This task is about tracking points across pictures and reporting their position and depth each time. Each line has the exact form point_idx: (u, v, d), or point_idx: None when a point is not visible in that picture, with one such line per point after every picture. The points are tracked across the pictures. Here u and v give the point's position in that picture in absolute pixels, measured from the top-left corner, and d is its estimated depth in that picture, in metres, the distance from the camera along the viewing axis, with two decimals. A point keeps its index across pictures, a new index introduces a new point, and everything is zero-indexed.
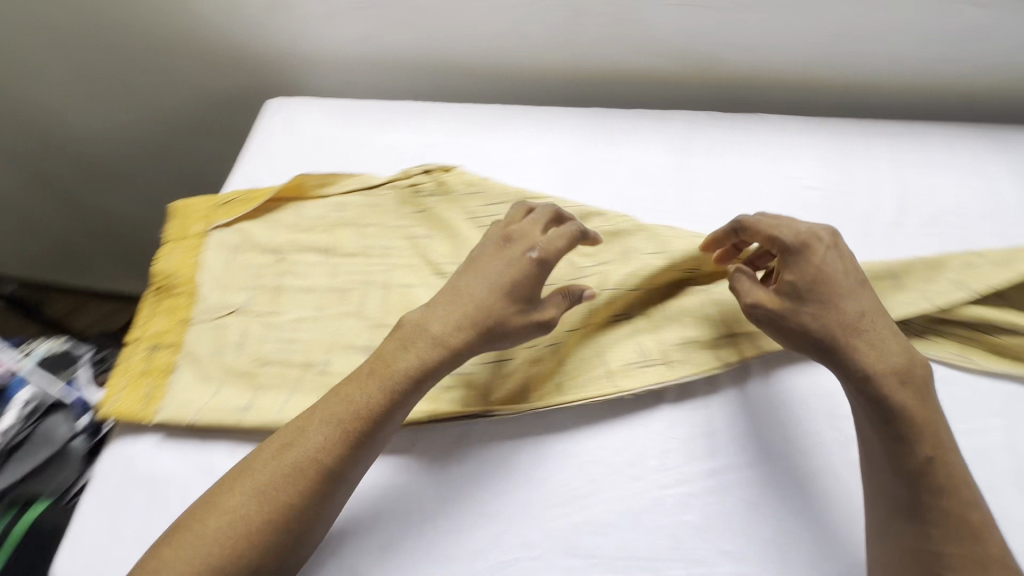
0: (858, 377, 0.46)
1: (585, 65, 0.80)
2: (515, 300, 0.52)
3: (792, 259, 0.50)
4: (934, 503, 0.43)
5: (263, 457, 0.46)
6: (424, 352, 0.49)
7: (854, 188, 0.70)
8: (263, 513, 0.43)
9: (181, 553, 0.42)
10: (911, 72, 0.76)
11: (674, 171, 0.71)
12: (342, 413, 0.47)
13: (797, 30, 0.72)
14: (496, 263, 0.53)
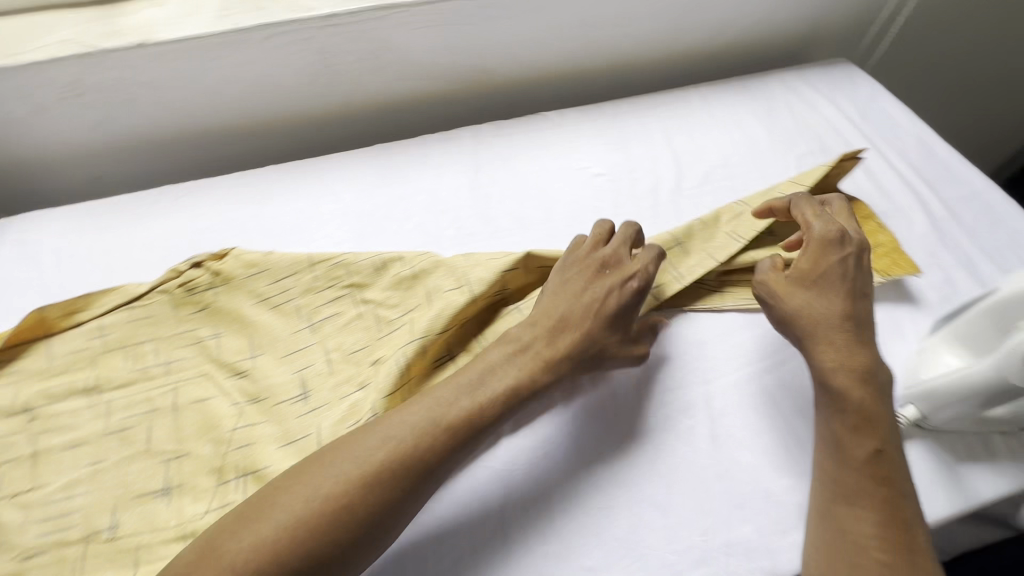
0: (824, 366, 0.49)
1: (359, 101, 0.76)
2: (619, 329, 0.53)
3: (820, 246, 0.53)
4: (874, 491, 0.45)
5: (366, 439, 0.44)
6: (537, 377, 0.49)
7: (637, 165, 0.74)
8: (362, 498, 0.41)
9: (270, 527, 0.39)
10: (661, 45, 0.82)
11: (469, 192, 0.70)
12: (450, 417, 0.45)
13: (549, 27, 0.74)
14: (594, 289, 0.53)
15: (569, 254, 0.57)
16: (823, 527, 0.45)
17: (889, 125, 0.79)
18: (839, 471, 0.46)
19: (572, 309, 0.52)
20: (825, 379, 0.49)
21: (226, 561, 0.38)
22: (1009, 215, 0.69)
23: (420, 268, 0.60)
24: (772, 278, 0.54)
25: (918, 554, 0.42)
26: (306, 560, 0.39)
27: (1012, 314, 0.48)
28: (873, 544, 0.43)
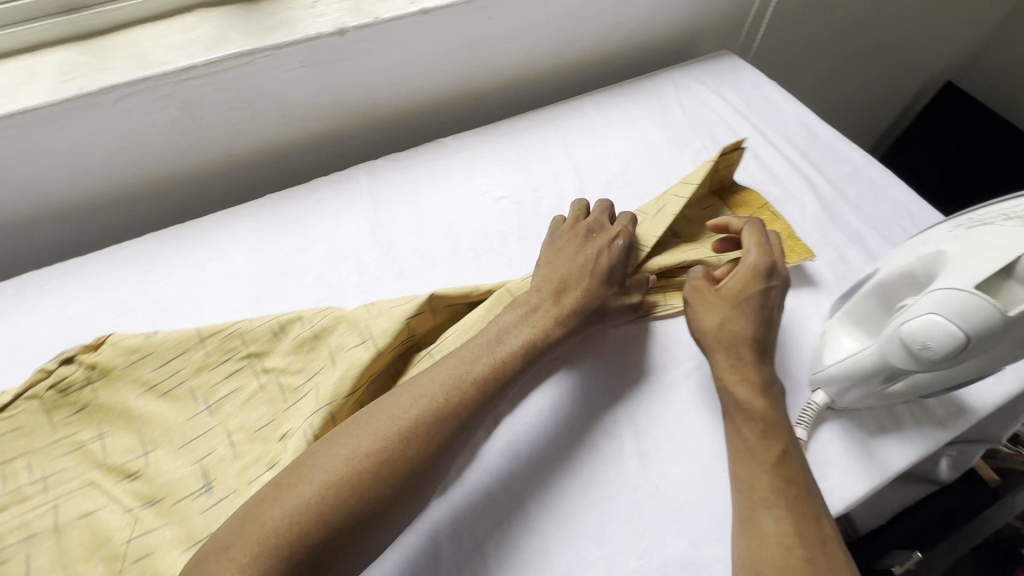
0: (726, 378, 0.53)
1: (241, 150, 0.71)
2: (613, 284, 0.59)
3: (751, 274, 0.56)
4: (787, 490, 0.47)
5: (399, 401, 0.46)
6: (551, 329, 0.54)
7: (540, 182, 0.73)
8: (406, 452, 0.44)
9: (312, 487, 0.41)
10: (549, 57, 0.82)
11: (370, 233, 0.67)
12: (476, 371, 0.49)
13: (430, 53, 0.72)
14: (585, 253, 0.59)
15: (556, 230, 0.63)
16: (746, 535, 0.46)
17: (774, 111, 0.82)
18: (753, 475, 0.48)
19: (570, 270, 0.58)
20: (725, 389, 0.53)
21: (272, 522, 0.39)
22: (888, 187, 0.73)
23: (321, 326, 0.56)
24: (699, 290, 0.58)
25: (830, 547, 0.45)
26: (353, 512, 0.41)
27: (893, 291, 0.48)
28: (793, 543, 0.44)
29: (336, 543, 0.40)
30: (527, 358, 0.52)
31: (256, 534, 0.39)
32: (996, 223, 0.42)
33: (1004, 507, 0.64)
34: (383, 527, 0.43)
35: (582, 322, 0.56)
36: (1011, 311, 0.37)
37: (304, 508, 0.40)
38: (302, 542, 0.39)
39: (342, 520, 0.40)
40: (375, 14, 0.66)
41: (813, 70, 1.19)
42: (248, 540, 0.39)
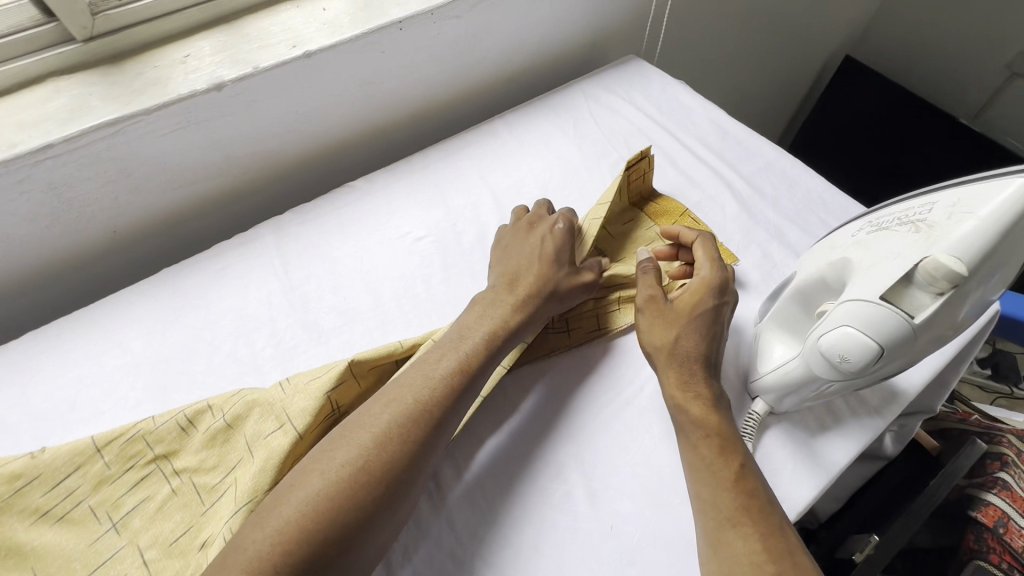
0: (680, 396, 0.51)
1: (127, 224, 0.65)
2: (563, 265, 0.60)
3: (705, 289, 0.55)
4: (750, 506, 0.45)
5: (374, 411, 0.46)
6: (510, 315, 0.55)
7: (458, 217, 0.70)
8: (385, 460, 0.43)
9: (291, 508, 0.40)
10: (452, 82, 0.79)
11: (283, 297, 0.63)
12: (445, 370, 0.49)
13: (324, 96, 0.68)
14: (532, 244, 0.62)
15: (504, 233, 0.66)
16: (716, 560, 0.43)
17: (683, 113, 0.83)
18: (715, 494, 0.46)
19: (520, 262, 0.60)
20: (679, 407, 0.51)
21: (255, 548, 0.38)
22: (799, 177, 0.75)
23: (234, 414, 0.51)
24: (654, 303, 0.56)
25: (800, 557, 0.43)
26: (337, 527, 0.40)
27: (811, 296, 0.49)
28: (764, 560, 0.42)
29: (324, 558, 0.39)
30: (492, 348, 0.52)
31: (238, 564, 0.38)
32: (890, 228, 0.42)
33: (949, 473, 0.62)
34: (371, 537, 0.42)
35: (540, 307, 0.57)
36: (917, 318, 0.39)
37: (285, 530, 0.39)
38: (289, 564, 0.38)
39: (327, 537, 0.39)
40: (253, 64, 0.61)
41: (720, 63, 1.22)
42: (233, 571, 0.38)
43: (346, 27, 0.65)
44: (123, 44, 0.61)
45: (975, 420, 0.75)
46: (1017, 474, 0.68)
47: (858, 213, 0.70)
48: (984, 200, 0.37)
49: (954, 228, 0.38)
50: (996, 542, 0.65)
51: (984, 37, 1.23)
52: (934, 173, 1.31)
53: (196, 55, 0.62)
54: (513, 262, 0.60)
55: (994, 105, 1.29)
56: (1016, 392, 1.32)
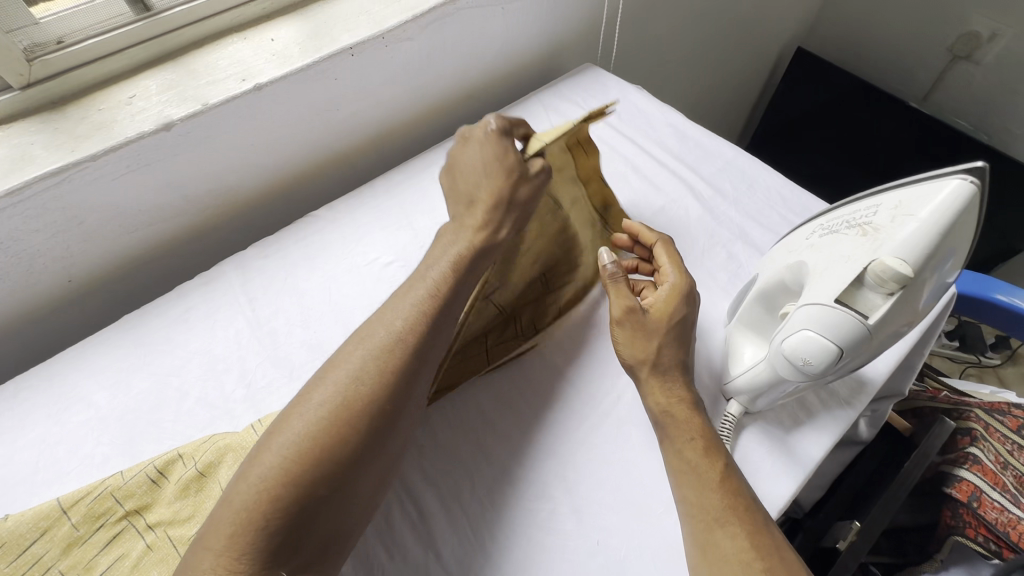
0: (664, 402, 0.51)
1: (82, 271, 0.63)
2: (513, 171, 0.55)
3: (677, 296, 0.56)
4: (736, 506, 0.45)
5: (348, 353, 0.44)
6: (473, 237, 0.52)
7: (425, 239, 0.70)
8: (363, 396, 0.42)
9: (274, 454, 0.39)
10: (409, 103, 0.79)
11: (251, 335, 0.61)
12: (419, 299, 0.47)
13: (280, 128, 0.68)
14: (476, 157, 0.57)
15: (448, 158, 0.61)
16: (707, 563, 0.43)
17: (642, 118, 0.84)
18: (702, 495, 0.46)
19: (471, 178, 0.56)
20: (663, 414, 0.51)
21: (243, 500, 0.37)
22: (758, 175, 0.76)
23: (206, 462, 0.50)
24: (632, 315, 0.55)
25: (786, 551, 0.44)
26: (325, 465, 0.39)
27: (773, 297, 0.50)
28: (752, 556, 0.43)
29: (317, 498, 0.39)
30: (460, 270, 0.50)
31: (229, 518, 0.37)
32: (840, 231, 0.44)
33: (922, 454, 0.64)
34: (364, 472, 0.41)
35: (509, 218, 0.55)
36: (871, 319, 0.40)
37: (269, 476, 0.38)
38: (279, 508, 0.37)
39: (316, 479, 0.38)
40: (202, 101, 0.60)
41: (676, 65, 1.24)
42: (224, 526, 0.37)
43: (296, 57, 0.64)
44: (63, 89, 0.60)
45: (943, 397, 0.77)
46: (986, 448, 0.70)
47: (816, 206, 0.72)
48: (925, 201, 0.39)
49: (899, 229, 0.39)
50: (971, 515, 0.66)
51: (925, 24, 1.28)
52: (889, 157, 1.35)
53: (142, 95, 0.60)
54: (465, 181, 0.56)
55: (939, 89, 1.34)
56: (983, 361, 1.38)
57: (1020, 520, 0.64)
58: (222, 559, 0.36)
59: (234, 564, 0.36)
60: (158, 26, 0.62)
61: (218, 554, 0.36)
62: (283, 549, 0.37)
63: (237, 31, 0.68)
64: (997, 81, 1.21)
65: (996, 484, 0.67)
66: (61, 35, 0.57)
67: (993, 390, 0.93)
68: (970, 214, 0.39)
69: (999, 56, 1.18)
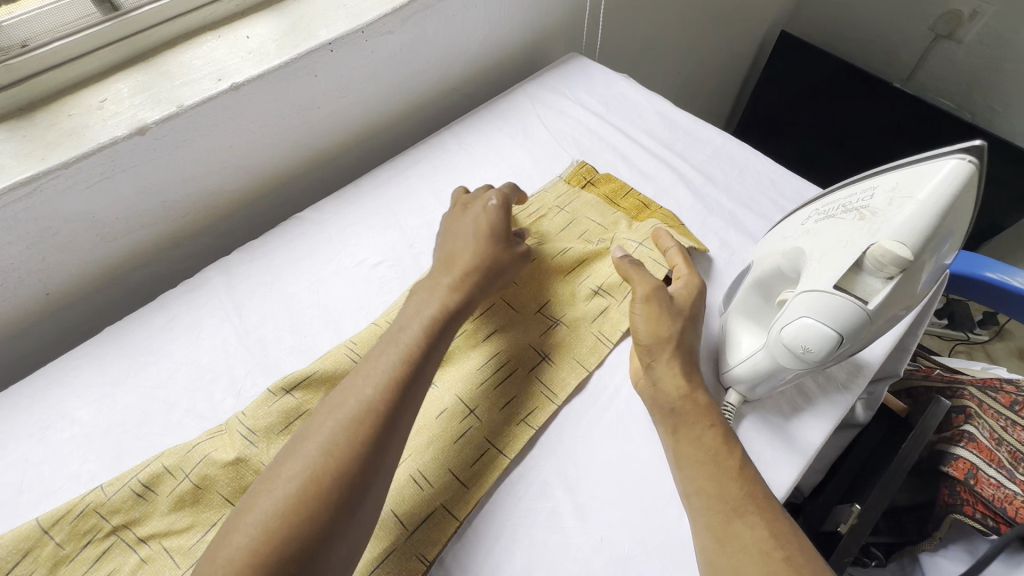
0: (683, 388, 0.51)
1: (58, 284, 0.61)
2: (499, 242, 0.58)
3: (696, 285, 0.58)
4: (755, 495, 0.45)
5: (318, 425, 0.43)
6: (447, 298, 0.53)
7: (414, 237, 0.68)
8: (333, 469, 0.41)
9: (243, 537, 0.38)
10: (392, 99, 0.77)
11: (238, 343, 0.60)
12: (389, 361, 0.47)
13: (259, 128, 0.66)
14: (467, 222, 0.60)
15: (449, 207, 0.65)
16: (726, 555, 0.42)
17: (630, 108, 0.83)
18: (721, 485, 0.45)
19: (453, 241, 0.59)
20: (680, 402, 0.50)
21: None
22: (748, 161, 0.75)
23: (202, 474, 0.49)
24: (667, 300, 0.55)
25: None
26: (293, 544, 0.38)
27: (771, 286, 0.50)
28: (771, 546, 0.42)
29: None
30: (432, 334, 0.50)
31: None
32: (836, 216, 0.43)
33: (919, 436, 0.64)
34: (335, 549, 0.39)
35: (478, 278, 0.55)
36: (871, 304, 0.39)
37: (236, 560, 0.37)
38: None
39: (284, 562, 0.37)
40: (177, 103, 0.58)
41: (662, 51, 1.23)
42: None
43: (273, 54, 0.62)
44: (29, 95, 0.57)
45: (937, 377, 0.79)
46: (980, 425, 0.71)
47: (807, 190, 0.72)
48: (922, 182, 0.38)
49: (896, 212, 0.39)
50: (969, 493, 0.66)
51: (906, 4, 1.28)
52: (875, 138, 1.36)
53: (113, 98, 0.58)
54: (454, 243, 0.59)
55: (923, 68, 1.34)
56: (971, 337, 1.40)
57: (1016, 494, 0.64)
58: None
59: None
60: (127, 26, 0.60)
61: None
62: None
63: (210, 29, 0.66)
64: (980, 60, 1.22)
65: (991, 461, 0.68)
66: (26, 39, 0.55)
67: (985, 366, 0.94)
68: (969, 195, 0.38)
69: (980, 34, 1.19)
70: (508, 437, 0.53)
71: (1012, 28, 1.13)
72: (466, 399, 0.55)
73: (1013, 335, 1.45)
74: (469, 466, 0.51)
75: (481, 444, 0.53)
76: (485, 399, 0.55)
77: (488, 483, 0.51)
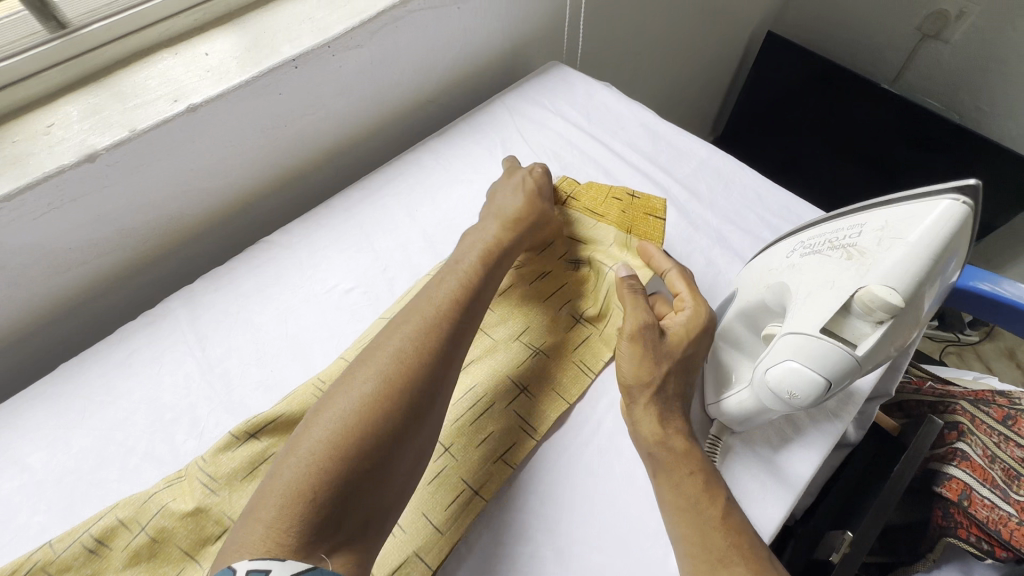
0: (661, 433, 0.48)
1: (8, 318, 0.57)
2: (545, 200, 0.65)
3: (696, 326, 0.52)
4: (740, 545, 0.43)
5: (389, 339, 0.46)
6: (500, 235, 0.59)
7: (388, 261, 0.65)
8: (406, 376, 0.43)
9: (322, 431, 0.40)
10: (365, 113, 0.74)
11: (201, 379, 0.57)
12: (449, 290, 0.51)
13: (222, 148, 0.62)
14: (514, 182, 0.66)
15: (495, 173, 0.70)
16: None
17: (612, 119, 0.80)
18: (705, 535, 0.43)
19: (501, 196, 0.64)
20: (658, 446, 0.48)
21: (294, 471, 0.38)
22: (733, 174, 0.73)
23: (159, 526, 0.46)
24: (654, 338, 0.51)
25: None
26: (371, 439, 0.40)
27: (759, 318, 0.48)
28: None
29: (360, 473, 0.39)
30: (489, 264, 0.56)
31: (277, 492, 0.37)
32: (823, 252, 0.41)
33: (912, 457, 0.62)
34: (405, 450, 0.42)
35: (524, 228, 0.60)
36: (860, 349, 0.38)
37: (319, 447, 0.39)
38: (330, 478, 0.38)
39: (362, 454, 0.39)
40: (130, 126, 0.55)
41: (645, 55, 1.21)
42: (275, 496, 0.37)
43: (233, 72, 0.59)
44: None
45: (928, 390, 0.77)
46: (973, 442, 0.69)
47: (793, 205, 0.70)
48: (913, 223, 0.37)
49: (885, 255, 0.37)
50: (962, 515, 0.65)
51: (893, 4, 1.26)
52: (863, 139, 1.34)
53: (61, 123, 0.55)
54: (502, 199, 0.64)
55: (909, 69, 1.32)
56: (961, 339, 1.39)
57: (1010, 517, 0.63)
58: (272, 529, 0.36)
59: (280, 538, 0.35)
60: (75, 44, 0.56)
61: (268, 525, 0.36)
62: (331, 521, 0.37)
63: (168, 46, 0.62)
64: (967, 60, 1.20)
65: (984, 480, 0.66)
66: None
67: (976, 375, 0.92)
68: (961, 238, 0.37)
69: (967, 34, 1.17)
70: (485, 477, 0.50)
71: (999, 28, 1.12)
72: (441, 437, 0.52)
73: (1003, 336, 1.44)
74: (443, 509, 0.49)
75: (457, 483, 0.50)
76: (461, 435, 0.52)
77: (463, 527, 0.48)
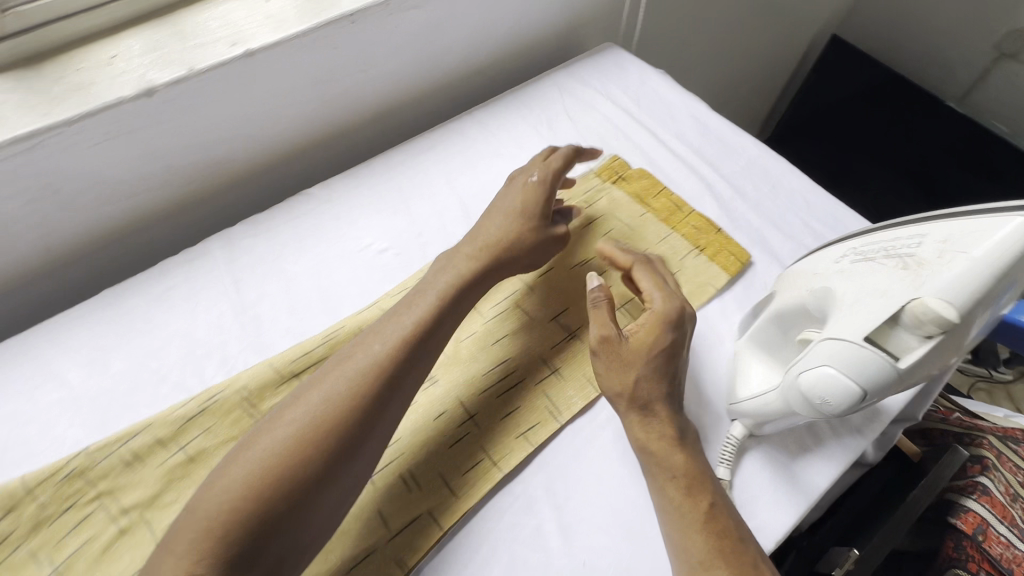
0: (646, 436, 0.48)
1: (61, 240, 0.60)
2: (540, 221, 0.60)
3: (660, 321, 0.52)
4: (723, 549, 0.42)
5: (327, 374, 0.45)
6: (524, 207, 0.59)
7: (423, 226, 0.66)
8: (334, 420, 0.42)
9: (244, 467, 0.40)
10: (414, 77, 0.74)
11: (234, 319, 0.58)
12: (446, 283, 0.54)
13: (271, 97, 0.63)
14: (511, 194, 0.61)
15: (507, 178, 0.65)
16: None
17: (662, 107, 0.78)
18: (686, 538, 0.43)
19: (487, 220, 0.59)
20: (644, 444, 0.48)
21: (210, 507, 0.39)
22: (781, 176, 0.71)
23: (198, 447, 0.50)
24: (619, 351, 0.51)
25: None
26: (289, 482, 0.40)
27: (795, 320, 0.48)
28: None
29: (275, 514, 0.39)
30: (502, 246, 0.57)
31: (191, 527, 0.38)
32: (877, 259, 0.41)
33: (931, 485, 0.61)
34: (329, 490, 0.42)
35: (503, 259, 0.57)
36: (902, 362, 0.38)
37: (233, 488, 0.39)
38: (243, 520, 0.38)
39: (279, 496, 0.39)
40: (188, 65, 0.55)
41: (702, 45, 1.17)
42: (191, 529, 0.38)
43: (291, 22, 0.59)
44: (38, 44, 0.55)
45: (956, 420, 0.74)
46: (996, 478, 0.67)
47: (841, 214, 0.67)
48: (982, 237, 0.36)
49: (946, 268, 0.36)
50: (976, 550, 0.64)
51: (973, 17, 1.19)
52: (920, 157, 1.29)
53: (123, 55, 0.56)
54: (488, 218, 0.60)
55: (980, 87, 1.25)
56: (993, 375, 1.34)
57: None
58: (183, 561, 0.37)
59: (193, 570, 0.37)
60: None
61: (182, 556, 0.37)
62: (243, 559, 0.38)
63: None
64: None
65: (1003, 518, 0.65)
66: None
67: (1008, 411, 0.89)
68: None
69: None
70: (505, 450, 0.51)
71: None
72: (467, 405, 0.53)
73: None
74: (462, 473, 0.50)
75: (477, 452, 0.51)
76: (486, 404, 0.54)
77: (478, 495, 0.49)
